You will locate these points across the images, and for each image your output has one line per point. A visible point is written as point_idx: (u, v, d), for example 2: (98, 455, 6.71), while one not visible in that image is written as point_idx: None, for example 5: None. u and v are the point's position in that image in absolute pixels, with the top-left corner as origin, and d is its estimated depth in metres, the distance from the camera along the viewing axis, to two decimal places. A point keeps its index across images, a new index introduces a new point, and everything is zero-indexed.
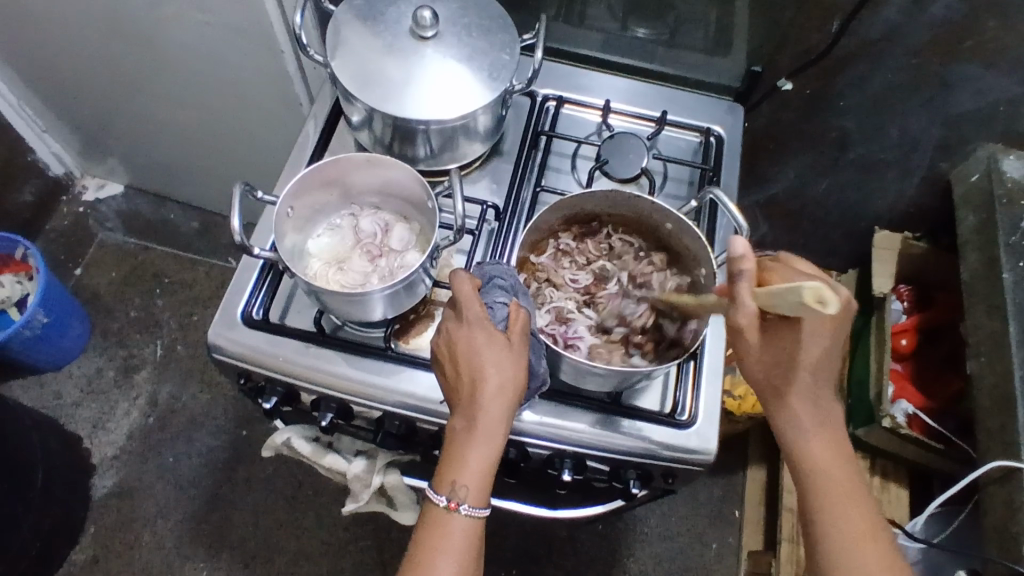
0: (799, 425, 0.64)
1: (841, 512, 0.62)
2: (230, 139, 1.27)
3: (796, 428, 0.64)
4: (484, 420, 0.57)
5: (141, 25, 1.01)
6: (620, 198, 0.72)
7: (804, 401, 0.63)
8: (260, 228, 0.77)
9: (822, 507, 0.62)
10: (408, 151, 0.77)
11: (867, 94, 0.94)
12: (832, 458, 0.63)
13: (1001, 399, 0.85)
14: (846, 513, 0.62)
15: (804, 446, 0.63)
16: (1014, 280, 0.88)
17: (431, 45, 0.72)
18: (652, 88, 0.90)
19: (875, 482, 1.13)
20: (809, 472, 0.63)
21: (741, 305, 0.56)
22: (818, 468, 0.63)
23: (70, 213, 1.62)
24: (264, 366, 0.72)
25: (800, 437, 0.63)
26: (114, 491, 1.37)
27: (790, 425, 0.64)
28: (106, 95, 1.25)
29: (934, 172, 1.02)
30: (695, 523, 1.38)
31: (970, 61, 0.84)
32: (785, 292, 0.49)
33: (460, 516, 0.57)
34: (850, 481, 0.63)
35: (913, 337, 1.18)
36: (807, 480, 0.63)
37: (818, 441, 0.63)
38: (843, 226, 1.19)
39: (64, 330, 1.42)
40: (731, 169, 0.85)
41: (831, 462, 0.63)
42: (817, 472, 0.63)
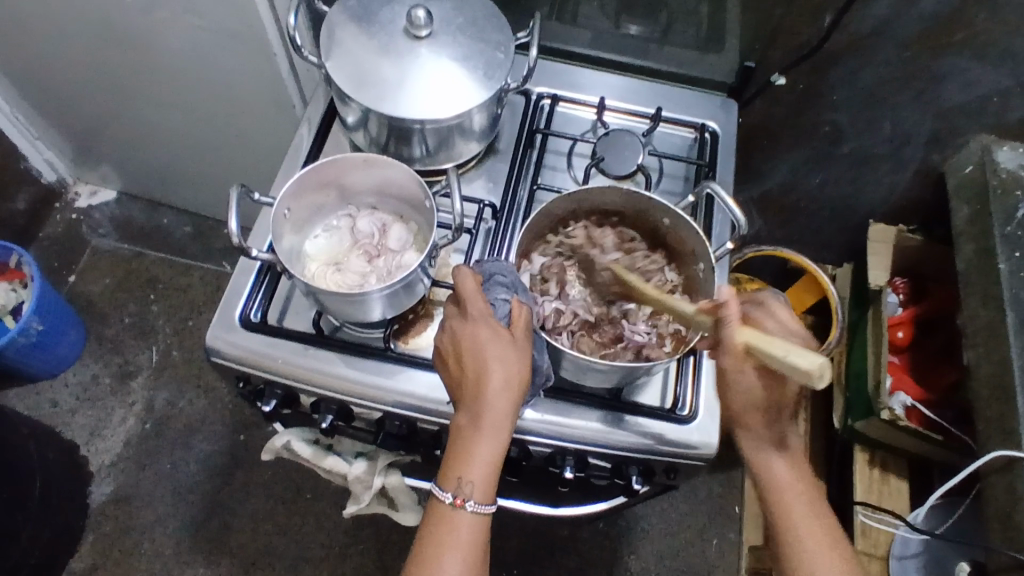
0: (766, 454, 0.64)
1: (810, 542, 0.62)
2: (223, 143, 1.26)
3: (763, 458, 0.64)
4: (490, 417, 0.57)
5: (132, 30, 1.01)
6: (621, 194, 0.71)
7: (764, 434, 0.64)
8: (257, 230, 0.76)
9: (792, 538, 0.62)
10: (404, 151, 0.77)
11: (860, 88, 0.95)
12: (797, 489, 0.63)
13: (998, 389, 0.86)
14: (815, 543, 0.62)
15: (772, 474, 0.64)
16: (1009, 270, 0.89)
17: (426, 44, 0.72)
18: (646, 85, 0.90)
19: (875, 474, 1.14)
20: (775, 500, 0.63)
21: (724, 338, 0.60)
22: (783, 496, 0.63)
23: (63, 220, 1.61)
24: (263, 368, 0.71)
25: (772, 474, 0.64)
26: (112, 499, 1.36)
27: (756, 455, 0.64)
28: (98, 101, 1.24)
29: (927, 164, 1.03)
30: (696, 520, 1.38)
31: (962, 53, 0.85)
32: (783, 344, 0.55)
33: (466, 512, 0.57)
34: (819, 512, 0.63)
35: (910, 329, 1.19)
36: (772, 507, 0.64)
37: (787, 472, 0.64)
38: (838, 220, 1.19)
39: (59, 337, 1.41)
40: (726, 165, 0.85)
41: (797, 492, 0.63)
42: (782, 502, 0.63)
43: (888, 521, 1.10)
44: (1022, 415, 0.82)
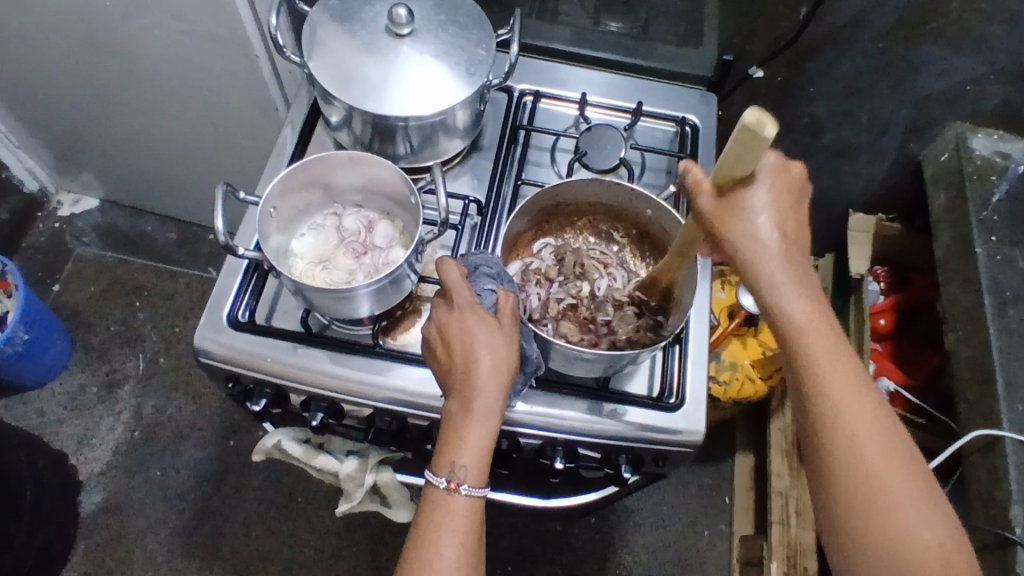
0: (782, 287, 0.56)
1: (839, 396, 0.55)
2: (208, 148, 1.26)
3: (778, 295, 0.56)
4: (481, 401, 0.58)
5: (112, 34, 1.00)
6: (605, 187, 0.72)
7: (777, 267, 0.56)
8: (242, 230, 0.76)
9: (821, 395, 0.55)
10: (388, 148, 0.78)
11: (837, 80, 0.96)
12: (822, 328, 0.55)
13: (979, 370, 0.87)
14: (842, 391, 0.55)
15: (795, 314, 0.55)
16: (986, 254, 0.91)
17: (408, 42, 0.73)
18: (627, 81, 0.92)
19: None
20: (799, 350, 0.55)
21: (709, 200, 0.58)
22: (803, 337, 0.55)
23: (46, 229, 1.60)
24: (252, 367, 0.72)
25: (781, 300, 0.56)
26: (103, 508, 1.35)
27: (774, 292, 0.56)
28: (80, 107, 1.24)
29: (904, 153, 1.05)
30: (687, 512, 1.39)
31: (936, 43, 0.87)
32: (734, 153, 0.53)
33: (461, 497, 0.57)
34: (844, 354, 0.56)
35: (892, 317, 1.21)
36: (797, 354, 0.56)
37: (806, 308, 0.56)
38: (819, 211, 1.21)
39: (45, 347, 1.40)
40: (707, 157, 0.87)
41: (828, 345, 0.55)
42: (810, 353, 0.55)
43: None
44: (1002, 395, 0.84)
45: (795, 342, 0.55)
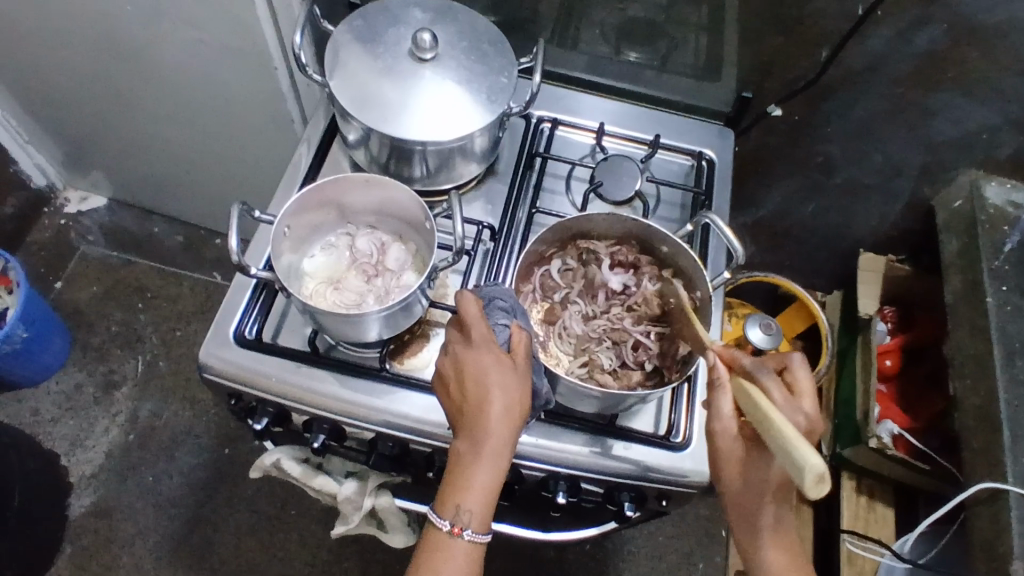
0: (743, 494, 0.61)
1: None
2: (219, 154, 1.26)
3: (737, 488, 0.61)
4: (490, 444, 0.57)
5: (131, 39, 1.01)
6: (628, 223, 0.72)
7: (744, 470, 0.61)
8: (254, 247, 0.76)
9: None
10: (404, 170, 0.78)
11: (853, 121, 0.96)
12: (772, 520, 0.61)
13: (986, 420, 0.87)
14: None
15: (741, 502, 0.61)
16: (996, 303, 0.90)
17: (430, 66, 0.72)
18: (645, 112, 0.92)
19: (861, 501, 1.14)
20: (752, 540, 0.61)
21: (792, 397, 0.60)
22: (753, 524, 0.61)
23: (51, 226, 1.59)
24: (256, 387, 0.71)
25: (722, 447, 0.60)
26: (92, 511, 1.34)
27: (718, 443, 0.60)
28: (94, 108, 1.23)
29: (917, 196, 1.04)
30: (683, 543, 1.38)
31: (953, 91, 0.86)
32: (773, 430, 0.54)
33: (463, 540, 0.57)
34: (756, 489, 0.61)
35: (898, 356, 1.20)
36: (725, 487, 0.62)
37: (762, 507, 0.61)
38: (829, 248, 1.21)
39: (43, 345, 1.39)
40: (722, 193, 0.87)
41: (775, 536, 0.61)
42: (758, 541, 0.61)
43: (873, 548, 1.10)
44: (1008, 446, 0.83)
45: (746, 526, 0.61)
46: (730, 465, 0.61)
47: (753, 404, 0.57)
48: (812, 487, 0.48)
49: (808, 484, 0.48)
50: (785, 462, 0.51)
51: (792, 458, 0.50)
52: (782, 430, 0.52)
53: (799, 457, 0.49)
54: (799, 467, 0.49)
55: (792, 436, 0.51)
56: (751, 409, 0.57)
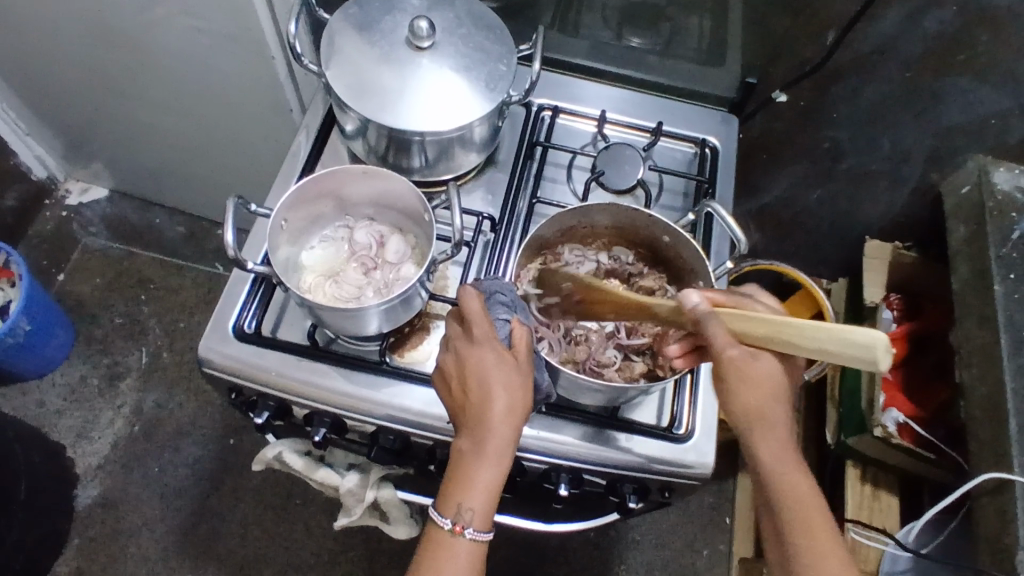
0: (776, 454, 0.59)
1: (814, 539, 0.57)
2: (218, 144, 1.25)
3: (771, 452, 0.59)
4: (493, 443, 0.57)
5: (127, 29, 0.99)
6: (628, 214, 0.71)
7: (777, 420, 0.60)
8: (252, 240, 0.75)
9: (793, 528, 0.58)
10: (403, 161, 0.77)
11: (860, 107, 0.95)
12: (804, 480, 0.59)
13: (992, 410, 0.86)
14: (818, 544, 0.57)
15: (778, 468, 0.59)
16: (1004, 291, 0.89)
17: (428, 55, 0.71)
18: (648, 99, 0.90)
19: (867, 490, 1.14)
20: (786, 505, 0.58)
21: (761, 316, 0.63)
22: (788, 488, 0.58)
23: (53, 218, 1.59)
24: (257, 380, 0.70)
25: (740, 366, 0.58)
26: (98, 502, 1.35)
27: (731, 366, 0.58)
28: (91, 99, 1.22)
29: (924, 183, 1.03)
30: (687, 531, 1.38)
31: (962, 74, 0.85)
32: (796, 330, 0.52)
33: (465, 540, 0.57)
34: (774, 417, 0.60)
35: (904, 344, 1.19)
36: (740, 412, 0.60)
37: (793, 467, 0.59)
38: (834, 236, 1.19)
39: (47, 337, 1.39)
40: (725, 181, 0.85)
41: (809, 496, 0.58)
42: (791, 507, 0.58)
43: (879, 538, 1.10)
44: (1015, 436, 0.82)
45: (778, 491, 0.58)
46: (759, 415, 0.59)
47: (756, 321, 0.56)
48: (882, 357, 0.47)
49: (879, 354, 0.47)
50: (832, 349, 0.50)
51: (842, 345, 0.49)
52: (814, 334, 0.51)
53: (849, 344, 0.49)
54: (858, 349, 0.49)
55: (826, 329, 0.51)
56: (761, 333, 0.56)
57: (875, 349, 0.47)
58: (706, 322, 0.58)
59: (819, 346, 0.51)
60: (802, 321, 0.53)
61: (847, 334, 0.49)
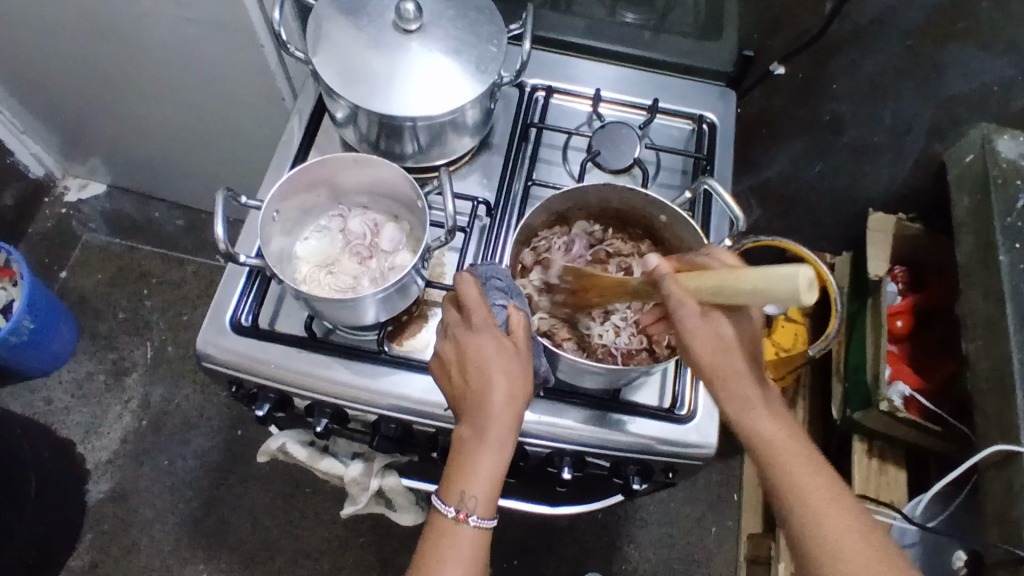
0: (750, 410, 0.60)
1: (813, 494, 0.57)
2: (213, 135, 1.24)
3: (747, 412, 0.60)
4: (495, 430, 0.56)
5: (114, 22, 0.98)
6: (622, 194, 0.70)
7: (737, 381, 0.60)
8: (246, 233, 0.75)
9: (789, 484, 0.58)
10: (395, 147, 0.76)
11: (860, 78, 0.93)
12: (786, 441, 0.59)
13: (999, 382, 0.85)
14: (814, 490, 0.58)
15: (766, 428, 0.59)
16: (1010, 262, 0.88)
17: (416, 38, 0.70)
18: (643, 76, 0.89)
19: (874, 464, 1.13)
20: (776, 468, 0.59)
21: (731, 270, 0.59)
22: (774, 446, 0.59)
23: (53, 215, 1.59)
24: (256, 373, 0.70)
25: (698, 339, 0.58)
26: (110, 496, 1.36)
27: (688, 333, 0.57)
28: (83, 93, 1.21)
29: (927, 153, 1.01)
30: (694, 509, 1.38)
31: (965, 42, 0.82)
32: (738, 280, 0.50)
33: (468, 527, 0.57)
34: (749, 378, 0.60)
35: (910, 318, 1.19)
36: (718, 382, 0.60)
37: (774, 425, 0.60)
38: (837, 209, 1.18)
39: (52, 334, 1.39)
40: (724, 158, 0.84)
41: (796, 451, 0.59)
42: (782, 469, 0.58)
43: (885, 512, 1.09)
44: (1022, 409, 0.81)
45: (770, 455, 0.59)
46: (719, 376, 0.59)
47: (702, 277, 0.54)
48: (806, 293, 0.44)
49: (799, 290, 0.44)
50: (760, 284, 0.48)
51: (768, 280, 0.47)
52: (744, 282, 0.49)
53: (773, 276, 0.46)
54: (778, 281, 0.46)
55: (755, 274, 0.48)
56: (709, 292, 0.53)
57: (796, 288, 0.44)
58: (662, 282, 0.57)
59: (753, 294, 0.49)
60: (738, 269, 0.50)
61: (772, 272, 0.46)
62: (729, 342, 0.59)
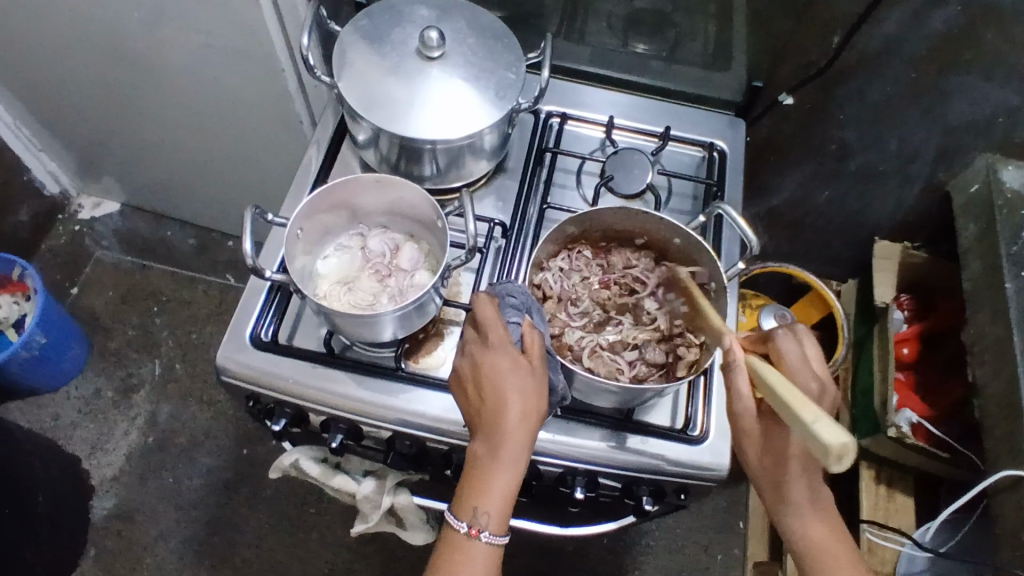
0: (765, 474, 0.62)
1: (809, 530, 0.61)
2: (228, 155, 1.26)
3: (766, 480, 0.62)
4: (508, 447, 0.58)
5: (139, 44, 1.01)
6: (617, 213, 0.72)
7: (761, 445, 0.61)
8: (268, 250, 0.76)
9: (778, 499, 0.62)
10: (414, 169, 0.78)
11: (866, 108, 0.94)
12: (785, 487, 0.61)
13: (1007, 406, 0.86)
14: (801, 521, 0.61)
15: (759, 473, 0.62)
16: (1016, 289, 0.89)
17: (437, 64, 0.72)
18: (655, 103, 0.91)
19: (881, 491, 1.14)
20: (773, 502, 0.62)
21: (738, 395, 0.60)
22: (804, 528, 0.61)
23: (66, 233, 1.61)
24: (273, 389, 0.71)
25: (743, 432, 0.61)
26: (114, 513, 1.36)
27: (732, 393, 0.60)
28: (104, 114, 1.24)
29: (932, 181, 1.02)
30: (700, 535, 1.38)
31: (968, 73, 0.84)
32: (808, 425, 0.50)
33: (480, 543, 0.58)
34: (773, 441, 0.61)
35: (915, 345, 1.21)
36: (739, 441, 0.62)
37: (768, 474, 0.62)
38: (843, 236, 1.19)
39: (62, 350, 1.40)
40: (734, 183, 0.86)
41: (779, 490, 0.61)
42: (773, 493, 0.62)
43: (894, 539, 1.10)
44: None
45: (786, 522, 0.62)
46: (769, 470, 0.62)
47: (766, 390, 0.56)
48: (835, 463, 0.48)
49: (830, 461, 0.48)
50: (807, 436, 0.50)
51: (813, 437, 0.49)
52: (806, 404, 0.52)
53: (823, 432, 0.49)
54: (826, 441, 0.48)
55: (810, 406, 0.52)
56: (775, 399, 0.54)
57: (828, 466, 0.48)
58: (731, 368, 0.60)
59: (795, 423, 0.52)
60: (798, 414, 0.51)
61: (814, 424, 0.50)
62: (781, 438, 0.60)
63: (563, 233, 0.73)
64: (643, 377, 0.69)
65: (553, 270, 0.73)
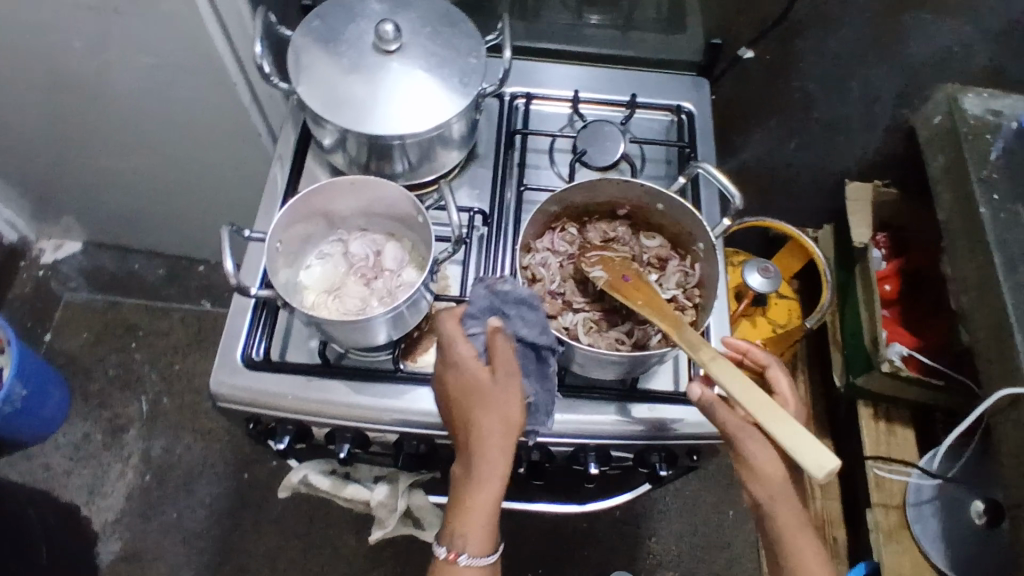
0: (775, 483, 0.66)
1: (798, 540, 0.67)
2: (188, 178, 1.23)
3: None
4: (478, 469, 0.57)
5: (81, 75, 0.97)
6: (596, 185, 0.71)
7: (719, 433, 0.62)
8: (248, 268, 0.75)
9: None
10: (386, 168, 0.76)
11: (825, 55, 0.95)
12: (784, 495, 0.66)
13: (995, 329, 0.88)
14: None
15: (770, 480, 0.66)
16: (990, 215, 0.92)
17: (397, 58, 0.71)
18: (618, 74, 0.90)
19: (881, 427, 1.16)
20: None
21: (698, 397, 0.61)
22: None
23: (31, 278, 1.56)
24: (273, 407, 0.70)
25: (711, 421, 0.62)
26: (121, 556, 1.33)
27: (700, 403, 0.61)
28: (53, 151, 1.20)
29: (896, 120, 1.03)
30: (710, 494, 1.40)
31: (921, 9, 0.85)
32: (797, 442, 0.54)
33: (463, 566, 0.58)
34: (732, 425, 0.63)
35: (896, 282, 1.23)
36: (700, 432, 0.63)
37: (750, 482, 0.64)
38: (814, 184, 1.21)
39: (44, 399, 1.36)
40: (706, 143, 0.86)
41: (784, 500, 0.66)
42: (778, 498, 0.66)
43: (900, 470, 1.13)
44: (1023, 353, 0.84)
45: None
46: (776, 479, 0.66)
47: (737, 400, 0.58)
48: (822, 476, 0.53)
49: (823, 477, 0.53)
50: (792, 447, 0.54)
51: (802, 450, 0.53)
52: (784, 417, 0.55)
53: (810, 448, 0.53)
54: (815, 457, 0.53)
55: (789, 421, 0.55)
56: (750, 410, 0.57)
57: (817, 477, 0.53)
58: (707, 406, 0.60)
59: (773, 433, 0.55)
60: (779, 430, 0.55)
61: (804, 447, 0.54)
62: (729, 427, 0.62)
63: (545, 213, 0.72)
64: (645, 342, 0.69)
65: (543, 250, 0.73)
